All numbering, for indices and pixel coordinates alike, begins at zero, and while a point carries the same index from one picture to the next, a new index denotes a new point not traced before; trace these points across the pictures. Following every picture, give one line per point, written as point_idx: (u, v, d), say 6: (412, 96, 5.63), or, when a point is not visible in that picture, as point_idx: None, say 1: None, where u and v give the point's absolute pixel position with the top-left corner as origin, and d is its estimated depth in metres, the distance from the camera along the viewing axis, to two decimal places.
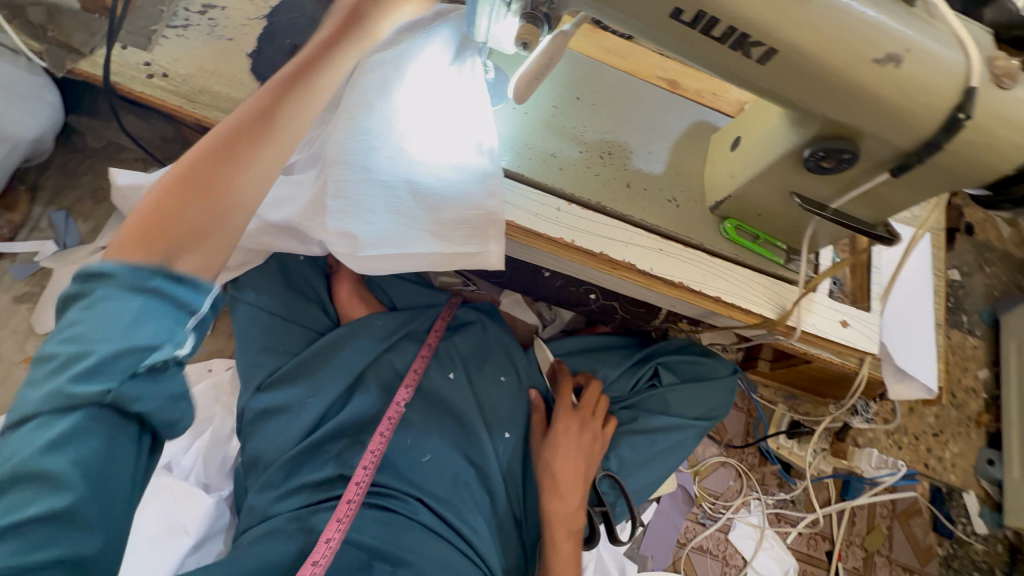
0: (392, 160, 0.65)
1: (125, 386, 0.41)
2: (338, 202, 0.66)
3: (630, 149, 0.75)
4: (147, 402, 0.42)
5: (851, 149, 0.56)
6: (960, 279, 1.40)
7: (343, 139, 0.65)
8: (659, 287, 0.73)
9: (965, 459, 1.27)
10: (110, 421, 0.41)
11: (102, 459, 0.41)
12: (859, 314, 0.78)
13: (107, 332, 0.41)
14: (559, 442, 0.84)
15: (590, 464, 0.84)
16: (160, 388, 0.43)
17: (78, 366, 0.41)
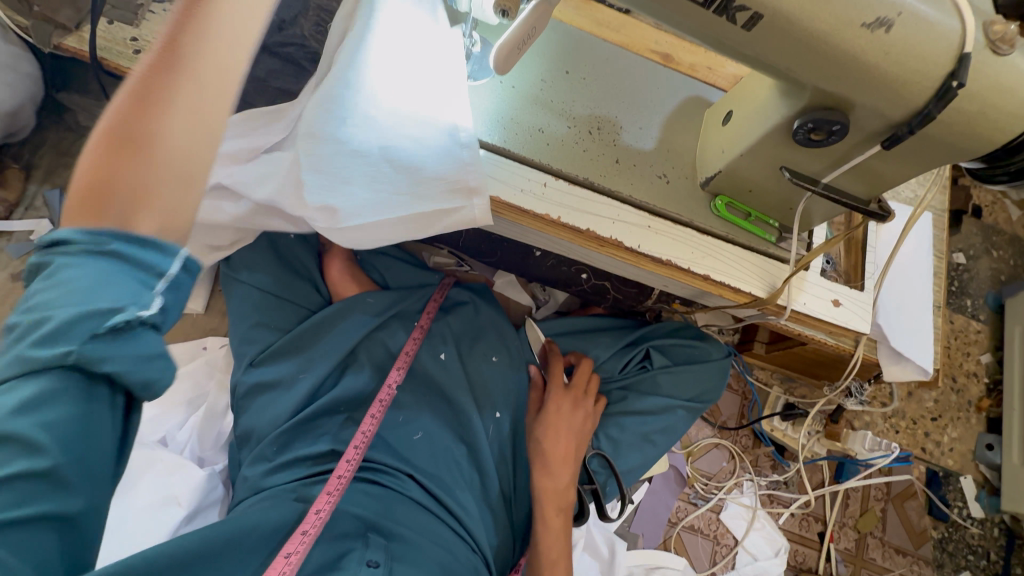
0: (365, 130, 0.64)
1: (82, 354, 0.34)
2: (313, 174, 0.65)
3: (620, 124, 0.74)
4: (115, 366, 0.35)
5: (841, 120, 0.54)
6: (965, 262, 1.37)
7: (313, 111, 0.65)
8: (646, 264, 0.73)
9: (964, 443, 1.26)
10: (74, 393, 0.35)
11: (67, 433, 0.35)
12: (852, 292, 0.77)
13: (64, 299, 0.35)
14: (551, 420, 0.84)
15: (581, 445, 0.85)
16: (128, 352, 0.36)
17: (40, 334, 0.35)
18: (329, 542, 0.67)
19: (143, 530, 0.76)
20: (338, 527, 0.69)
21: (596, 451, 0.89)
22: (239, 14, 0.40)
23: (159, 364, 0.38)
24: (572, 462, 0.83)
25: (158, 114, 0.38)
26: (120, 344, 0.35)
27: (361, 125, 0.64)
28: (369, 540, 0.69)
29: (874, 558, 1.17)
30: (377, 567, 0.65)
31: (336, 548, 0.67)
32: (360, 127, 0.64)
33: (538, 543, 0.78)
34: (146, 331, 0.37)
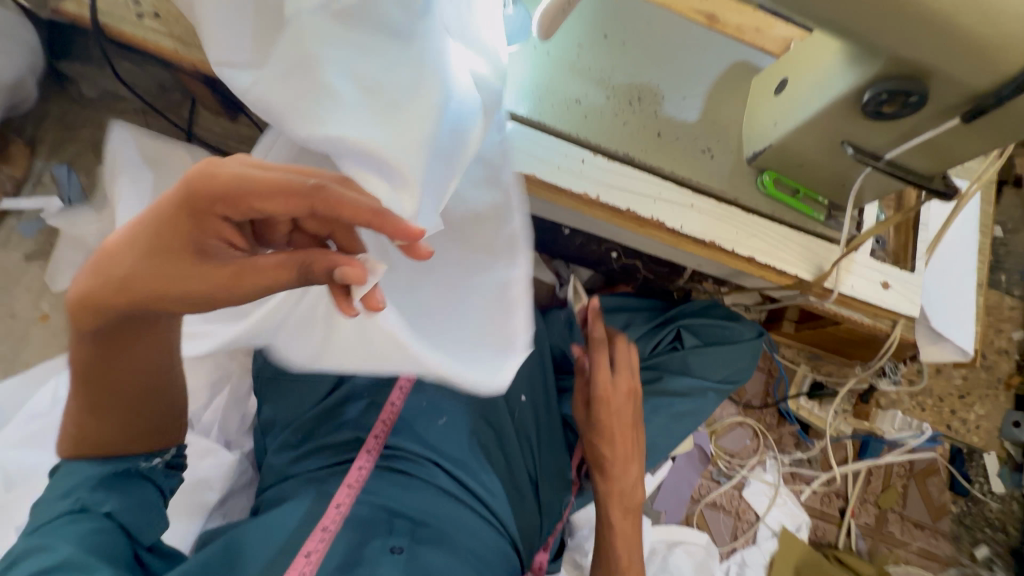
0: (433, 95, 0.49)
1: (88, 498, 0.57)
2: (391, 170, 0.47)
3: (662, 94, 0.69)
4: (112, 505, 0.57)
5: (919, 91, 0.49)
6: (1003, 236, 1.32)
7: (345, 94, 0.50)
8: (688, 246, 0.69)
9: (990, 421, 1.24)
10: (93, 519, 0.56)
11: (88, 545, 0.54)
12: (901, 272, 0.73)
13: (79, 474, 0.58)
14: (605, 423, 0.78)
15: (632, 434, 0.80)
16: (125, 494, 0.59)
17: (58, 496, 0.57)
18: (354, 527, 0.67)
19: (179, 515, 0.78)
20: (360, 516, 0.68)
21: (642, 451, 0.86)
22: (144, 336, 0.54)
23: (150, 512, 0.60)
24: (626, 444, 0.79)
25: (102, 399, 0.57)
26: (129, 490, 0.59)
27: (426, 92, 0.49)
28: (394, 525, 0.69)
29: (893, 532, 1.18)
30: (401, 553, 0.66)
31: (358, 535, 0.66)
32: (429, 92, 0.49)
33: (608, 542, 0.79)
34: (139, 480, 0.61)
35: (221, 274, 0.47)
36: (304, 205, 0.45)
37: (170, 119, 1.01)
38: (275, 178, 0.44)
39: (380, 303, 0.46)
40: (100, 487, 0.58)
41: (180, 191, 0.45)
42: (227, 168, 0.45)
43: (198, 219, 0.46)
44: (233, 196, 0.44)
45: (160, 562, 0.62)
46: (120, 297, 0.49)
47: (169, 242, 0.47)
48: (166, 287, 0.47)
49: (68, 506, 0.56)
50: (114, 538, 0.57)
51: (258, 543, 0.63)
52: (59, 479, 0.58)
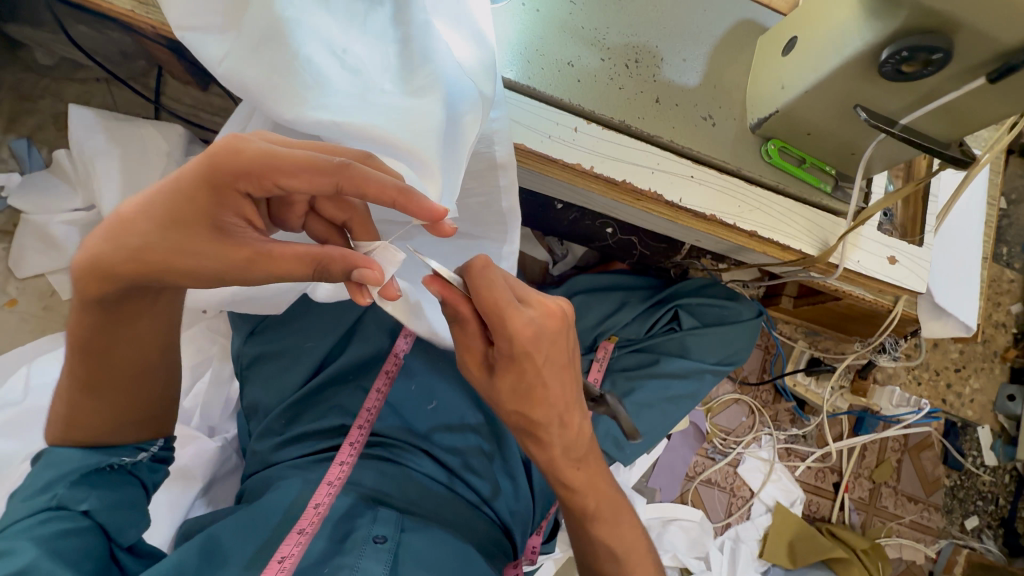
0: (434, 79, 0.51)
1: (65, 495, 0.54)
2: (406, 155, 0.49)
3: (661, 56, 0.64)
4: (90, 503, 0.54)
5: (944, 47, 0.45)
6: (1006, 207, 1.29)
7: (336, 78, 0.50)
8: (685, 220, 0.65)
9: (985, 394, 1.23)
10: (66, 519, 0.53)
11: (52, 549, 0.50)
12: (908, 246, 0.70)
13: (61, 466, 0.55)
14: (528, 391, 0.51)
15: (572, 375, 0.53)
16: (102, 492, 0.56)
17: (35, 490, 0.54)
18: (333, 523, 0.64)
19: (156, 502, 0.75)
20: (342, 509, 0.66)
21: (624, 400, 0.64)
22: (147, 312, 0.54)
23: (132, 513, 0.57)
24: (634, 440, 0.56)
25: (94, 381, 0.55)
26: (109, 487, 0.57)
27: (424, 74, 0.51)
28: (378, 513, 0.67)
29: (886, 506, 1.19)
30: (385, 542, 0.63)
31: (338, 530, 0.64)
32: (428, 75, 0.51)
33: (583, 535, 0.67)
34: (124, 476, 0.58)
35: (237, 254, 0.44)
36: (329, 182, 0.43)
37: (135, 89, 0.95)
38: (303, 155, 0.43)
39: (396, 293, 0.48)
40: (81, 483, 0.55)
41: (203, 165, 0.44)
42: (252, 143, 0.44)
43: (220, 195, 0.44)
44: (258, 170, 0.43)
45: (139, 563, 0.59)
46: (129, 265, 0.46)
47: (184, 213, 0.45)
48: (178, 260, 0.45)
49: (45, 503, 0.53)
50: (90, 539, 0.54)
51: (236, 542, 0.61)
52: (40, 471, 0.55)
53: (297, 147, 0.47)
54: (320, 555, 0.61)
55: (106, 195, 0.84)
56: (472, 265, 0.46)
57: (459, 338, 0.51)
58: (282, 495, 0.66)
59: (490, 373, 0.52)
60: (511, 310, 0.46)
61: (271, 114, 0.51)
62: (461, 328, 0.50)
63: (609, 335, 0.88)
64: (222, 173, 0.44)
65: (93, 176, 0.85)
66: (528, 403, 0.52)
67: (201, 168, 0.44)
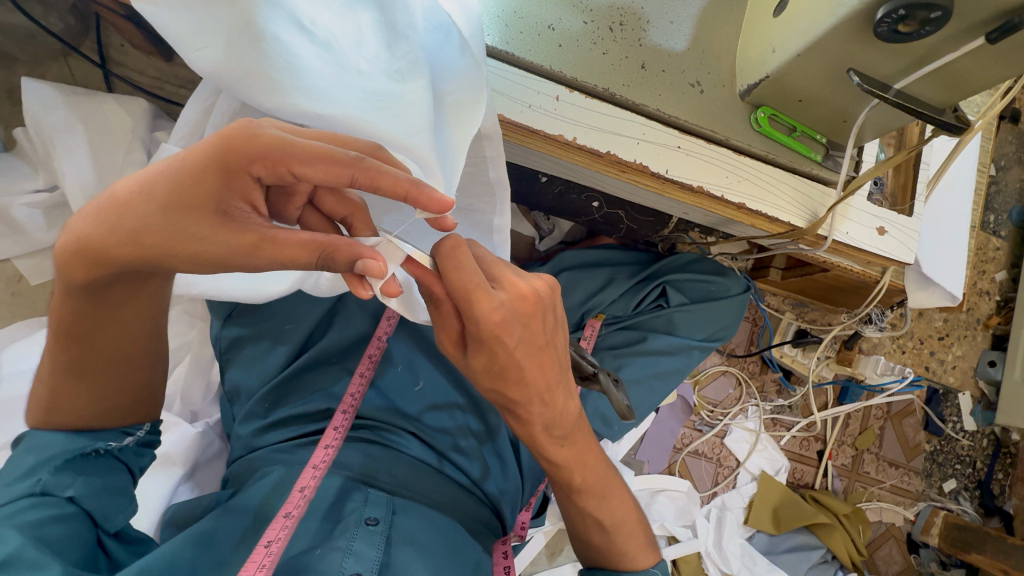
0: (415, 59, 0.48)
1: (50, 481, 0.52)
2: (406, 151, 0.49)
3: (647, 19, 0.61)
4: (75, 490, 0.53)
5: (941, 4, 0.42)
6: (996, 174, 1.28)
7: (310, 60, 0.47)
8: (673, 192, 0.63)
9: (966, 361, 1.25)
10: (50, 506, 0.51)
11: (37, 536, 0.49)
12: (898, 217, 0.69)
13: (47, 449, 0.54)
14: (506, 376, 0.50)
15: (552, 357, 0.51)
16: (88, 478, 0.54)
17: (16, 475, 0.52)
18: (323, 505, 0.64)
19: (142, 488, 0.75)
20: (330, 494, 0.66)
21: (613, 377, 0.63)
22: (136, 300, 0.51)
23: (121, 500, 0.56)
24: (627, 421, 0.57)
25: (70, 367, 0.53)
26: (96, 473, 0.55)
27: (405, 53, 0.47)
28: (369, 495, 0.66)
29: (868, 472, 1.22)
30: (377, 525, 0.63)
31: (327, 517, 0.64)
32: (409, 53, 0.48)
33: (569, 516, 0.66)
34: (111, 462, 0.57)
35: (242, 240, 0.42)
36: (341, 174, 0.42)
37: (91, 60, 0.89)
38: (319, 145, 0.42)
39: (397, 291, 0.45)
40: (65, 469, 0.53)
41: (215, 146, 0.42)
42: (268, 130, 0.42)
43: (230, 178, 0.42)
44: (274, 155, 0.41)
45: (126, 550, 0.57)
46: (125, 248, 0.43)
47: (188, 197, 0.42)
48: (178, 244, 0.42)
49: (28, 488, 0.51)
50: (76, 526, 0.52)
51: (225, 534, 0.60)
52: (21, 456, 0.53)
53: (308, 137, 0.45)
54: (307, 544, 0.61)
55: (67, 174, 0.79)
56: (442, 244, 0.45)
57: (435, 314, 0.49)
58: (267, 481, 0.65)
59: (464, 351, 0.50)
60: (480, 294, 0.45)
61: (249, 101, 0.50)
62: (437, 311, 0.49)
63: (595, 313, 0.87)
64: (234, 155, 0.42)
65: (52, 154, 0.80)
66: (513, 390, 0.51)
67: (212, 148, 0.42)
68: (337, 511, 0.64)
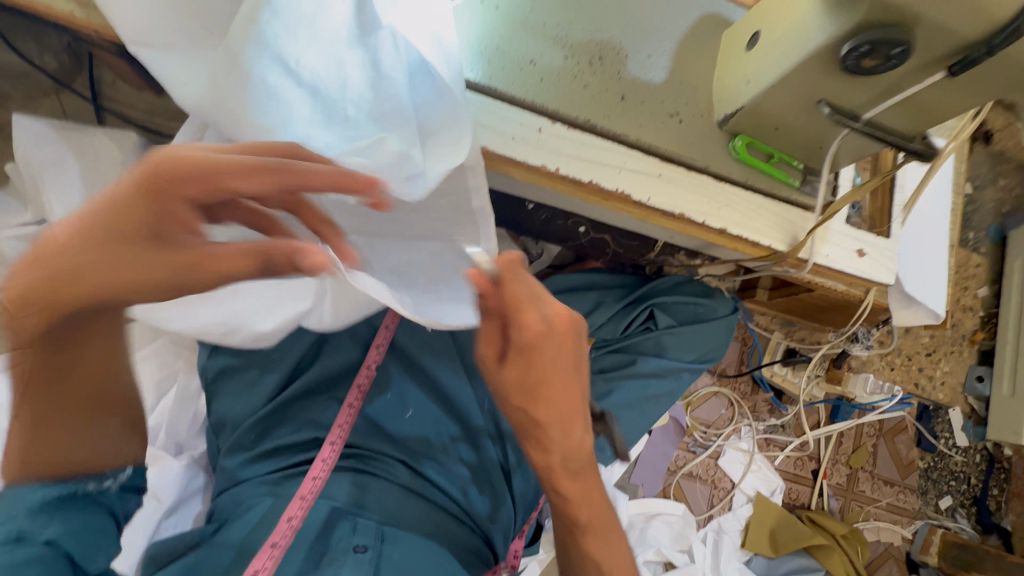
0: (400, 103, 0.50)
1: (24, 525, 0.50)
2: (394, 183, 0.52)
3: (626, 52, 0.63)
4: (53, 532, 0.51)
5: (903, 42, 0.44)
6: (971, 193, 1.31)
7: (297, 102, 0.49)
8: (656, 219, 0.64)
9: (955, 377, 1.26)
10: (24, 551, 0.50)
11: None
12: (876, 239, 0.70)
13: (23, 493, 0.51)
14: (537, 392, 0.50)
15: (579, 383, 0.53)
16: (67, 521, 0.52)
17: None
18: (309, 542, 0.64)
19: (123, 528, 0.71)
20: (318, 523, 0.66)
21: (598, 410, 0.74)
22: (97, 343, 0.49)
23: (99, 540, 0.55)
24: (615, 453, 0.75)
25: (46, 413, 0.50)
26: (75, 512, 0.53)
27: (391, 97, 0.50)
28: (358, 522, 0.67)
29: (863, 490, 1.21)
30: (365, 551, 0.64)
31: (314, 548, 0.64)
32: (393, 94, 0.50)
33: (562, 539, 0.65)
34: (92, 500, 0.55)
35: (182, 261, 0.43)
36: (269, 180, 0.42)
37: (82, 95, 0.90)
38: (243, 157, 0.42)
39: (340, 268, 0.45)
40: (41, 511, 0.51)
41: (136, 177, 0.41)
42: (188, 151, 0.42)
43: (159, 204, 0.41)
44: (200, 175, 0.41)
45: None
46: (66, 287, 0.42)
47: (122, 227, 0.42)
48: (121, 277, 0.42)
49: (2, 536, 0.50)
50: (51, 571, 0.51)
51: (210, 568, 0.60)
52: None
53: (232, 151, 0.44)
54: None
55: (56, 207, 0.79)
56: (505, 257, 0.47)
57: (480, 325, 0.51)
58: (253, 513, 0.65)
59: (501, 364, 0.50)
60: (530, 306, 0.47)
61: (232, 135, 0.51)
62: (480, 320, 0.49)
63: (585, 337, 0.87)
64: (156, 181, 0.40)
65: (42, 189, 0.80)
66: (541, 409, 0.51)
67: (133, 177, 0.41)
68: (324, 543, 0.64)
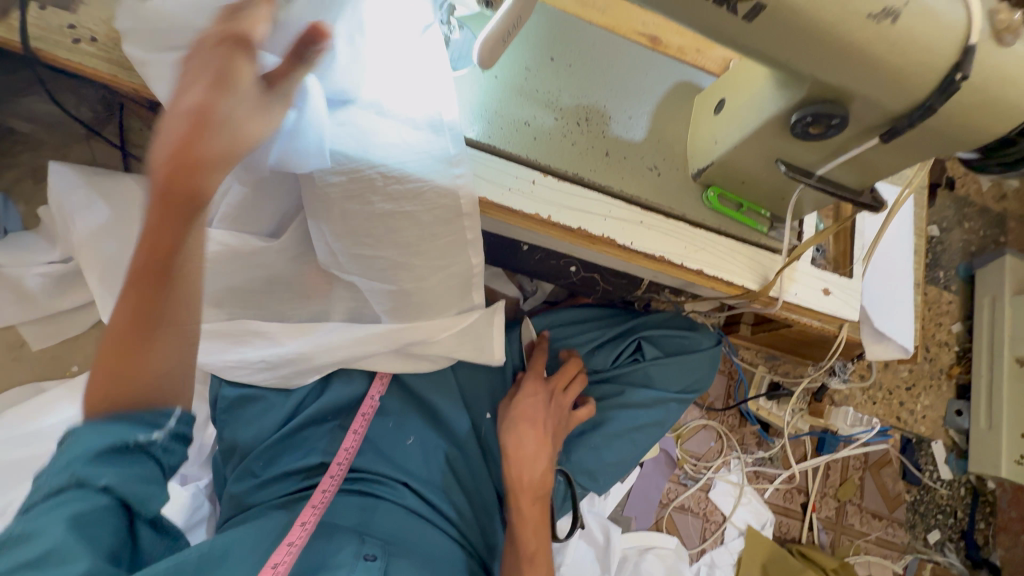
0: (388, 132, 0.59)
1: (80, 475, 0.45)
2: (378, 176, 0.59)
3: (610, 114, 0.71)
4: (109, 480, 0.46)
5: (840, 114, 0.52)
6: (939, 234, 1.39)
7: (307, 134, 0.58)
8: (639, 261, 0.71)
9: (935, 410, 1.31)
10: (75, 503, 0.45)
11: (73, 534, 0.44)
12: (841, 279, 0.77)
13: (81, 447, 0.47)
14: (525, 407, 0.81)
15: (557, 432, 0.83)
16: (125, 470, 0.48)
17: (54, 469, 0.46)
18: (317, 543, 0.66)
19: None
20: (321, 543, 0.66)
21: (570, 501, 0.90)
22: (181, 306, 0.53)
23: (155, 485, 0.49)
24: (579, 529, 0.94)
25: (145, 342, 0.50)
26: (127, 463, 0.48)
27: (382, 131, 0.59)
28: (365, 539, 0.67)
29: (852, 523, 1.23)
30: (375, 560, 0.64)
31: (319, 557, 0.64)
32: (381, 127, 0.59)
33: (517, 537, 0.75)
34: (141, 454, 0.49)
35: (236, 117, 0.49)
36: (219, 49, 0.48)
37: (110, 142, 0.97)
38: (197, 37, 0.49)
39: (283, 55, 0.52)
40: (97, 458, 0.47)
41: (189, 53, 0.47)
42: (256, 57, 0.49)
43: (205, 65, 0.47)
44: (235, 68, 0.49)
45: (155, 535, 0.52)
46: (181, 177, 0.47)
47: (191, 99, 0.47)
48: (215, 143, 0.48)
49: (63, 481, 0.45)
50: (106, 519, 0.46)
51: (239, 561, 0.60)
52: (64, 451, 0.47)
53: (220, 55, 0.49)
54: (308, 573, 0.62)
55: (83, 246, 0.84)
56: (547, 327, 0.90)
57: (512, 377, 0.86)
58: (268, 526, 0.67)
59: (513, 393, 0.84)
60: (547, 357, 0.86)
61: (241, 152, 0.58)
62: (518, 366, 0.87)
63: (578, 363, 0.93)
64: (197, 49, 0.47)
65: (70, 228, 0.86)
66: (522, 419, 0.80)
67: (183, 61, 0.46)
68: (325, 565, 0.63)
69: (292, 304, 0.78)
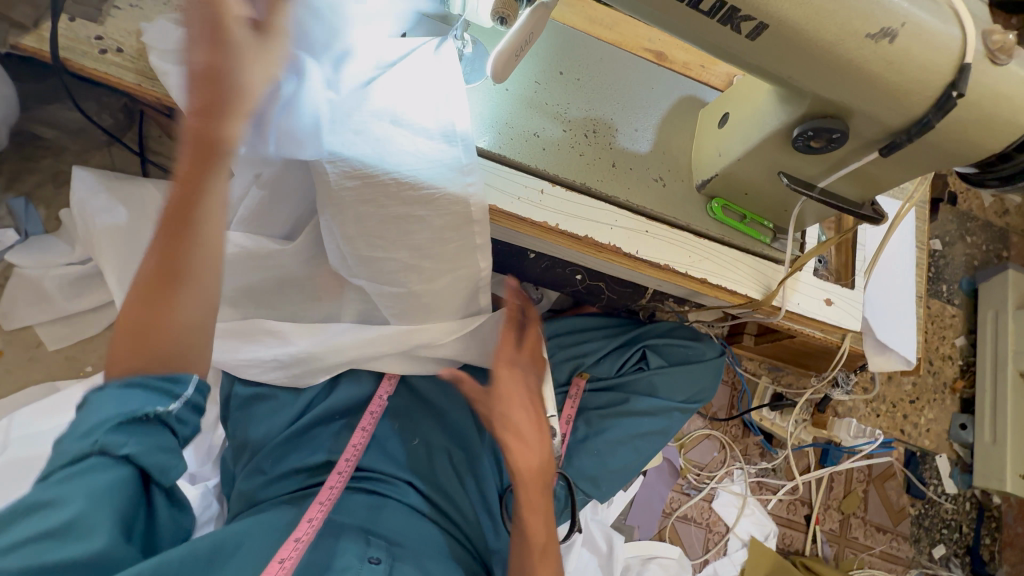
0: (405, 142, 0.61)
1: (105, 441, 0.48)
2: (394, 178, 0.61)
3: (616, 126, 0.73)
4: (133, 448, 0.49)
5: (842, 128, 0.54)
6: (942, 248, 1.40)
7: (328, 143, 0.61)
8: (645, 269, 0.72)
9: (939, 424, 1.31)
10: (99, 473, 0.47)
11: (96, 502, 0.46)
12: (844, 290, 0.79)
13: (103, 411, 0.49)
14: (507, 388, 0.75)
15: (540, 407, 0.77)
16: (149, 439, 0.50)
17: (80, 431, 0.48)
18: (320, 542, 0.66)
19: None
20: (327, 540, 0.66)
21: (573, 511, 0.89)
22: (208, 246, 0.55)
23: (171, 454, 0.52)
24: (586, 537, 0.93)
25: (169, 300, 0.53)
26: (148, 433, 0.50)
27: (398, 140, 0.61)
28: (370, 540, 0.67)
29: (857, 537, 1.23)
30: (378, 563, 0.63)
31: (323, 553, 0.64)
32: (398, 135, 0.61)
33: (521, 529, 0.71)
34: (155, 423, 0.51)
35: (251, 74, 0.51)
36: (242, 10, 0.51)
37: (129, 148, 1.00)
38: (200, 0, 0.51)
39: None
40: (121, 427, 0.49)
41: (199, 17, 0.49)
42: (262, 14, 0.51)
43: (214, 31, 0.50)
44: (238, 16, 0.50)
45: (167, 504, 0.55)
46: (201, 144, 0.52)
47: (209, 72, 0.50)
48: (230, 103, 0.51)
49: (86, 447, 0.48)
50: (128, 486, 0.49)
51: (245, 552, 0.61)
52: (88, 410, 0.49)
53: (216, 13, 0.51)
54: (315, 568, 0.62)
55: (101, 249, 0.87)
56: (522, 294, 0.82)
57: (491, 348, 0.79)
58: (276, 519, 0.67)
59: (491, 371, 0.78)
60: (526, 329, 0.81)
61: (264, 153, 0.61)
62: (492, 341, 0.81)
63: (579, 371, 0.94)
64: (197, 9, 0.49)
65: (89, 231, 0.88)
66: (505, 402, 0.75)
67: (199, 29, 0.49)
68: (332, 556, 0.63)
69: (306, 305, 0.81)
